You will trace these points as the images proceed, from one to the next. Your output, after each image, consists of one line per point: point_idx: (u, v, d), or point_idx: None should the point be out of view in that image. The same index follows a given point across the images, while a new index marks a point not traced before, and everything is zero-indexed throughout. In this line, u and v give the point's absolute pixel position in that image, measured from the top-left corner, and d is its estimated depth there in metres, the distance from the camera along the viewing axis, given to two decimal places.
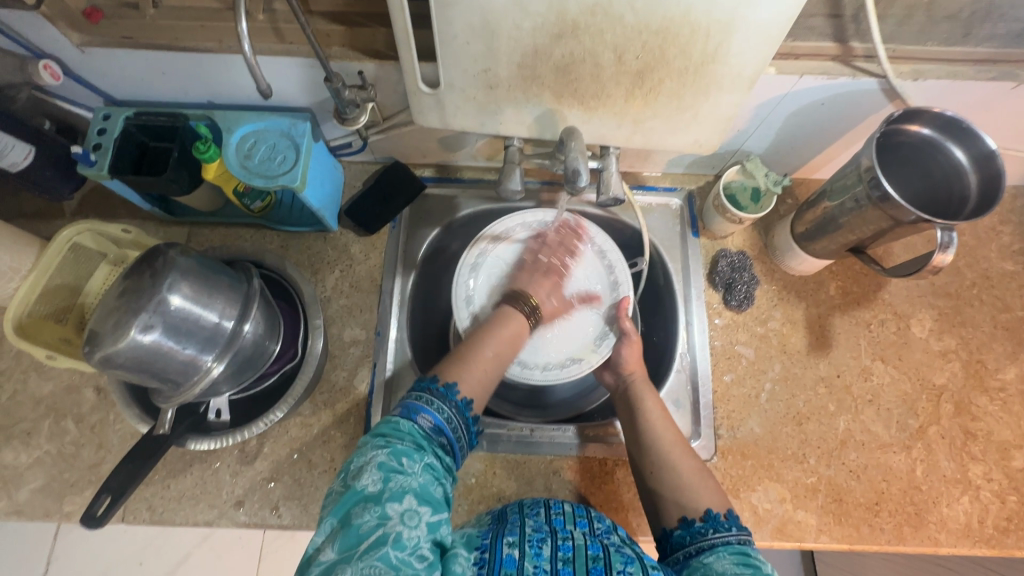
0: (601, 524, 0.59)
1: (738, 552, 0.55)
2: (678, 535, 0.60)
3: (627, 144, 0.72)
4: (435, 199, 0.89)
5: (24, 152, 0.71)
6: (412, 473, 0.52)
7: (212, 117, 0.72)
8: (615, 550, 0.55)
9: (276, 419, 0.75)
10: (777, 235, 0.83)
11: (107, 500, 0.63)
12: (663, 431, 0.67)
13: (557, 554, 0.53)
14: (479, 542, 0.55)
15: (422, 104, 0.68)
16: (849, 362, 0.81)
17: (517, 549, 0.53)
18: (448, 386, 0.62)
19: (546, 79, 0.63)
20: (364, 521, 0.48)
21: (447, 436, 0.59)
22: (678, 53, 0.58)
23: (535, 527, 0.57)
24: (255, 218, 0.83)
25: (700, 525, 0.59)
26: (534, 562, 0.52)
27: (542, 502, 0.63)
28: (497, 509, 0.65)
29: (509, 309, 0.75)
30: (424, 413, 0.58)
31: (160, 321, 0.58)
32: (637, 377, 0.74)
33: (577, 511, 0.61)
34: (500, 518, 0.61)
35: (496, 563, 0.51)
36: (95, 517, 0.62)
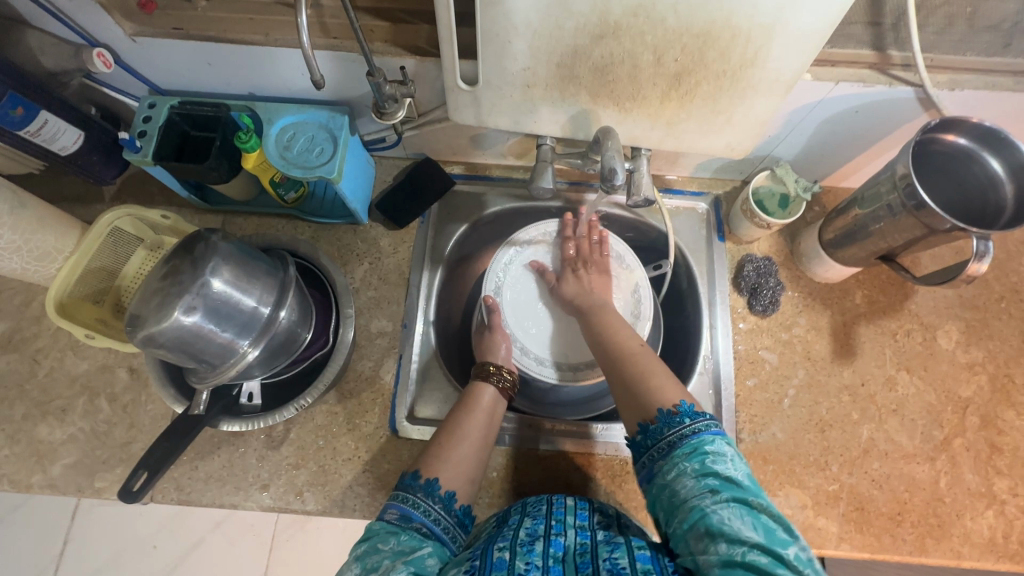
0: (600, 518, 0.62)
1: (694, 454, 0.54)
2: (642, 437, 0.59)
3: (659, 145, 0.72)
4: (463, 196, 0.90)
5: (73, 136, 0.73)
6: (385, 550, 0.54)
7: (254, 108, 0.74)
8: (605, 543, 0.55)
9: (304, 406, 0.77)
10: (804, 243, 0.83)
11: (144, 475, 0.64)
12: None
13: (549, 551, 0.54)
14: (471, 554, 0.55)
15: (459, 100, 0.69)
16: (874, 371, 0.81)
17: (506, 552, 0.53)
18: (411, 476, 0.62)
19: (584, 79, 0.64)
20: None
21: (420, 521, 0.58)
22: (717, 56, 0.59)
23: (529, 530, 0.57)
24: (288, 209, 0.85)
25: (655, 427, 0.58)
26: (526, 559, 0.52)
27: (544, 500, 0.64)
28: (502, 512, 0.67)
29: (478, 385, 0.72)
30: (391, 508, 0.59)
31: (202, 303, 0.59)
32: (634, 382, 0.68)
33: (579, 504, 0.63)
34: (504, 521, 0.63)
35: (486, 568, 0.52)
36: (131, 492, 0.63)
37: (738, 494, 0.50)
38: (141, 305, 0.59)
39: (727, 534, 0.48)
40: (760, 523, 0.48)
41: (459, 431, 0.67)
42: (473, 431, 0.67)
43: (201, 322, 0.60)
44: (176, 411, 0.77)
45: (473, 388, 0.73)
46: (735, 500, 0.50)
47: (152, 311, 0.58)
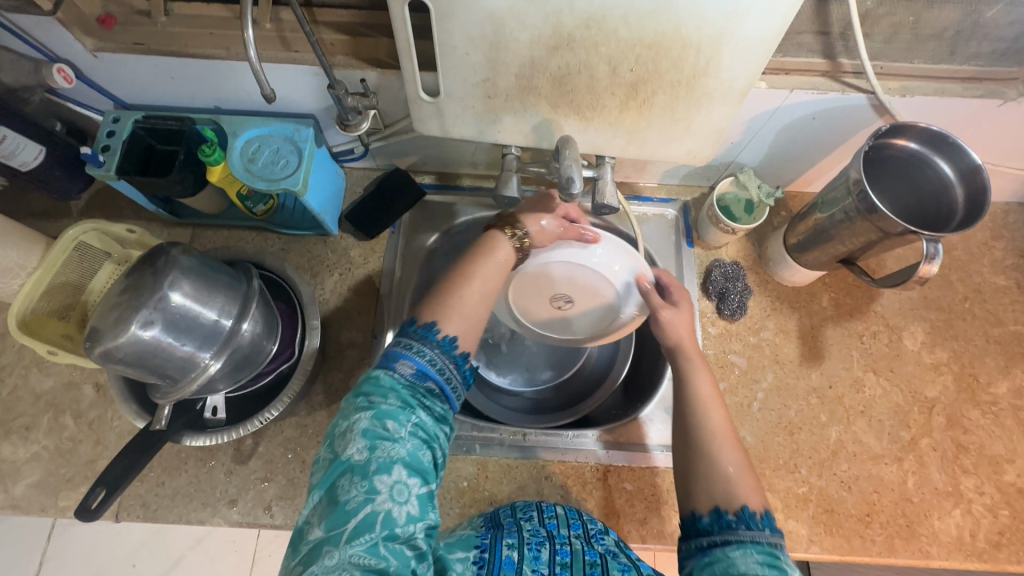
0: (595, 527, 0.63)
1: (765, 554, 0.51)
2: (705, 523, 0.55)
3: (621, 153, 0.73)
4: (435, 206, 0.90)
5: (34, 151, 0.73)
6: (399, 440, 0.51)
7: (218, 121, 0.74)
8: (612, 559, 0.57)
9: (270, 418, 0.73)
10: (771, 247, 0.84)
11: (102, 493, 0.61)
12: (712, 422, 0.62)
13: (555, 557, 0.55)
14: (479, 540, 0.58)
15: (422, 112, 0.70)
16: (841, 373, 0.82)
17: (516, 549, 0.55)
18: (426, 327, 0.59)
19: (543, 89, 0.65)
20: (351, 496, 0.47)
21: (433, 380, 0.57)
22: (671, 65, 0.60)
23: (533, 531, 0.59)
24: (257, 221, 0.85)
25: (731, 518, 0.54)
26: (533, 564, 0.54)
27: (534, 506, 0.65)
28: (488, 513, 0.67)
29: (497, 235, 0.69)
30: (404, 359, 0.56)
31: (161, 317, 0.59)
32: (694, 358, 0.67)
33: (569, 514, 0.64)
34: (494, 521, 0.63)
35: (496, 562, 0.54)
36: (89, 510, 0.61)
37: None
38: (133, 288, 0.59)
39: None
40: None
41: (467, 273, 0.64)
42: (491, 283, 0.65)
43: (160, 337, 0.59)
44: (138, 426, 0.73)
45: (492, 240, 0.68)
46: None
47: (118, 316, 0.58)
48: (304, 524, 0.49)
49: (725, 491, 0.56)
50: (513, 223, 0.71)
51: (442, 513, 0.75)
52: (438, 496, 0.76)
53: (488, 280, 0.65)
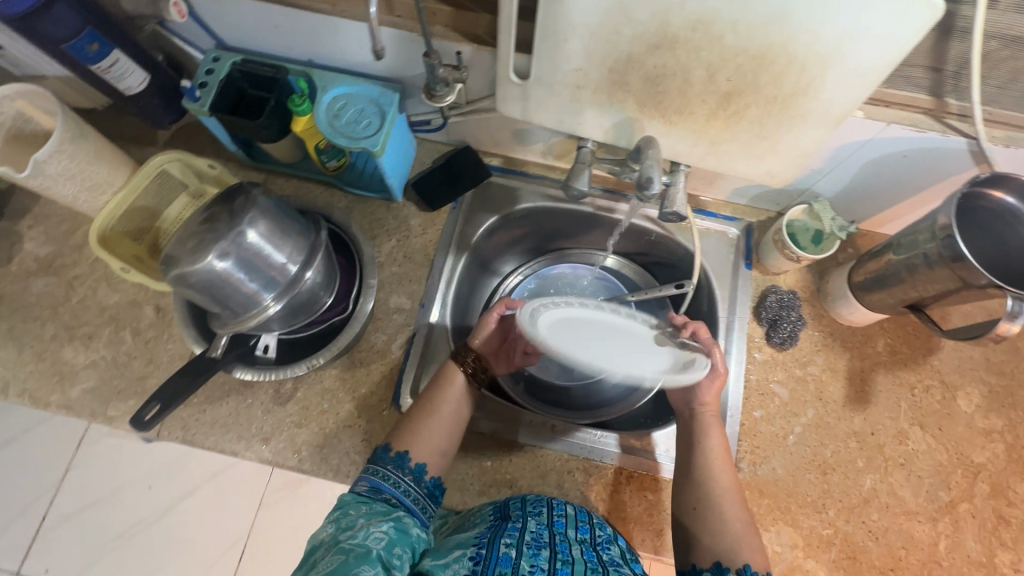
0: (602, 533, 0.63)
1: None
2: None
3: (698, 163, 0.73)
4: (498, 189, 0.91)
5: (139, 78, 0.75)
6: (356, 512, 0.58)
7: (310, 75, 0.76)
8: (613, 568, 0.57)
9: (316, 365, 0.78)
10: (833, 282, 0.82)
11: (155, 407, 0.66)
12: (718, 474, 0.67)
13: (556, 556, 0.56)
14: (478, 540, 0.59)
15: (508, 93, 0.71)
16: (886, 422, 0.79)
17: (514, 549, 0.56)
18: (382, 450, 0.68)
19: (633, 87, 0.65)
20: (319, 553, 0.54)
21: (389, 493, 0.63)
22: (770, 80, 0.59)
23: (535, 532, 0.59)
24: (327, 176, 0.88)
25: None
26: (531, 562, 0.55)
27: (544, 502, 0.66)
28: (497, 503, 0.68)
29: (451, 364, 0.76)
30: (362, 481, 0.64)
31: (235, 251, 0.61)
32: (709, 413, 0.71)
33: (579, 516, 0.65)
34: (502, 513, 0.64)
35: (492, 562, 0.55)
36: (142, 422, 0.66)
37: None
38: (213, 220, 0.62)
39: None
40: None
41: (432, 408, 0.72)
42: (447, 413, 0.72)
43: (229, 272, 0.62)
44: (194, 351, 0.78)
45: (448, 369, 0.75)
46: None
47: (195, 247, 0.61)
48: None
49: (727, 545, 0.61)
50: (466, 349, 0.77)
51: (462, 487, 0.76)
52: (461, 471, 0.76)
53: (449, 410, 0.72)
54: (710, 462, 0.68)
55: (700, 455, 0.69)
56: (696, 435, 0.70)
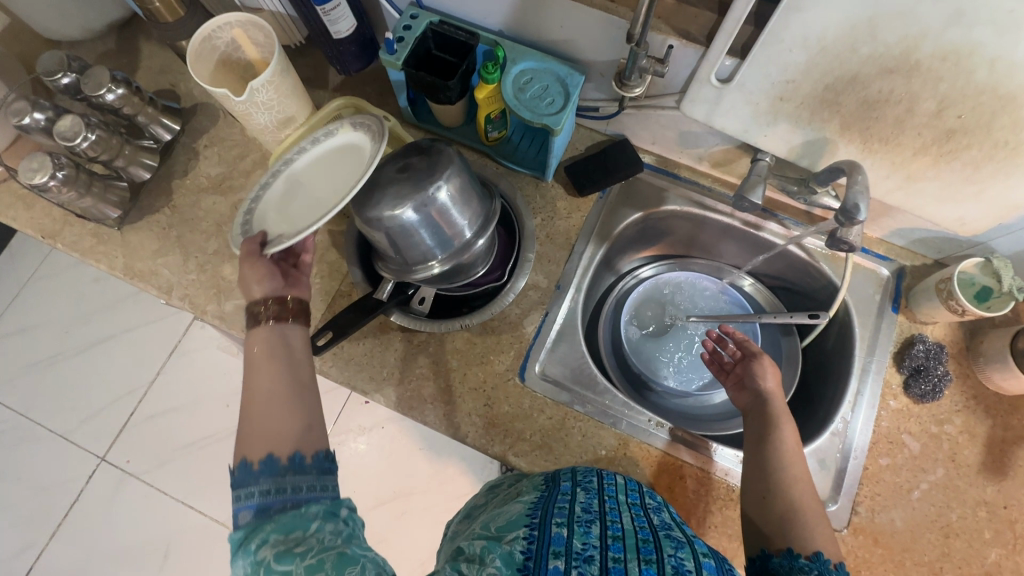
0: (653, 501, 0.64)
1: None
2: (776, 561, 0.60)
3: (883, 195, 0.71)
4: (646, 186, 0.91)
5: (349, 24, 0.77)
6: (270, 537, 0.48)
7: (501, 44, 0.78)
8: (665, 536, 0.56)
9: (460, 326, 0.82)
10: (990, 344, 0.78)
11: (328, 335, 0.76)
12: (791, 468, 0.65)
13: (607, 533, 0.55)
14: (529, 519, 0.56)
15: (701, 93, 0.71)
16: (1022, 498, 0.76)
17: (565, 529, 0.54)
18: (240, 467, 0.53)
19: (844, 107, 0.63)
20: None
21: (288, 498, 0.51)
22: (1007, 124, 0.56)
23: (584, 507, 0.58)
24: (485, 146, 0.90)
25: (804, 561, 0.58)
26: (583, 540, 0.53)
27: (594, 471, 0.67)
28: (549, 472, 0.70)
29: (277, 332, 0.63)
30: (243, 508, 0.51)
31: (427, 207, 0.64)
32: (780, 408, 0.71)
33: (629, 484, 0.66)
34: (555, 484, 0.65)
35: (545, 541, 0.53)
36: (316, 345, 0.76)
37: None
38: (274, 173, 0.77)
39: None
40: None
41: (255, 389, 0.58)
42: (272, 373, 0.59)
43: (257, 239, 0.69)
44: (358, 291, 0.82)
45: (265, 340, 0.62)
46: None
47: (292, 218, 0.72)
48: None
49: (803, 533, 0.60)
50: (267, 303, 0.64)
51: None
52: (573, 453, 0.78)
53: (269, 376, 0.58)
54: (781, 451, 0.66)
55: (771, 446, 0.67)
56: (770, 424, 0.69)
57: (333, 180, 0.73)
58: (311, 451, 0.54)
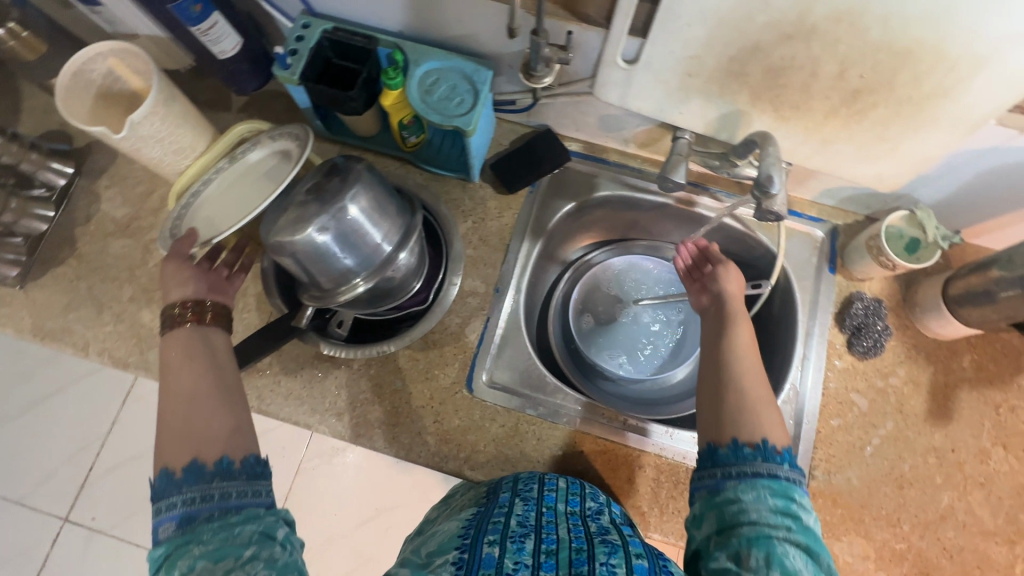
0: (592, 505, 0.63)
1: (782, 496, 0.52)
2: (722, 454, 0.56)
3: (803, 161, 0.70)
4: (576, 175, 0.89)
5: (233, 42, 0.72)
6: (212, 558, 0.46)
7: (402, 47, 0.74)
8: (601, 541, 0.54)
9: (385, 352, 0.79)
10: (924, 293, 0.79)
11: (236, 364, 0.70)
12: (746, 361, 0.62)
13: (540, 547, 0.52)
14: (461, 542, 0.55)
15: (611, 77, 0.68)
16: (968, 440, 0.77)
17: (496, 548, 0.52)
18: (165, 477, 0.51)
19: (751, 78, 0.62)
20: None
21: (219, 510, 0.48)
22: (909, 79, 0.55)
23: (520, 521, 0.56)
24: (405, 152, 0.86)
25: (748, 451, 0.54)
26: (514, 558, 0.50)
27: (535, 479, 0.66)
28: (493, 482, 0.69)
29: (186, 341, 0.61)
30: (165, 523, 0.48)
31: (335, 226, 0.61)
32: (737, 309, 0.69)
33: (570, 489, 0.66)
34: (493, 500, 0.63)
35: (474, 564, 0.50)
36: None
37: (808, 543, 0.49)
38: (194, 194, 0.77)
39: (787, 570, 0.47)
40: (817, 573, 0.48)
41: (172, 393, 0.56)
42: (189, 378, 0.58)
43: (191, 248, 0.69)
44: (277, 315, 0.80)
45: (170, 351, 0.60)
46: (804, 548, 0.49)
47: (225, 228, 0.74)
48: None
49: (748, 422, 0.56)
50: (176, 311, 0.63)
51: None
52: (531, 457, 0.76)
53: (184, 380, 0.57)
54: (735, 346, 0.63)
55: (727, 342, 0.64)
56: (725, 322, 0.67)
57: (262, 188, 0.76)
58: (240, 455, 0.53)
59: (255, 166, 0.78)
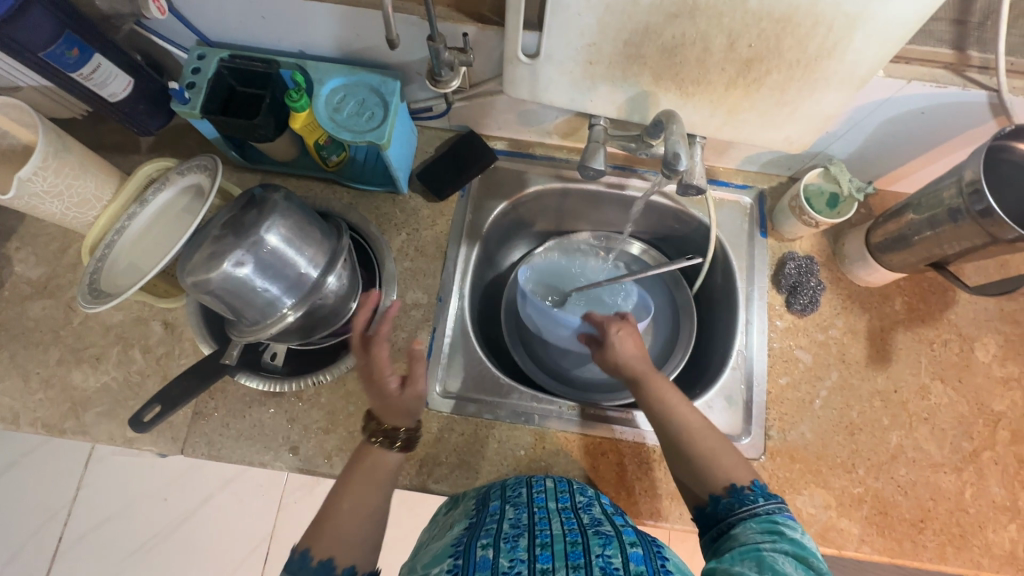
0: (583, 497, 0.63)
1: (762, 519, 0.56)
2: (709, 512, 0.61)
3: (714, 134, 0.71)
4: (505, 173, 0.89)
5: (123, 83, 0.71)
6: None
7: (304, 67, 0.72)
8: (594, 533, 0.55)
9: (320, 382, 0.77)
10: (850, 244, 0.82)
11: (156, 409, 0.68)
12: (687, 416, 0.66)
13: (534, 543, 0.54)
14: (455, 549, 0.55)
15: (516, 73, 0.68)
16: (908, 378, 0.81)
17: (490, 550, 0.53)
18: (304, 552, 0.60)
19: (649, 59, 0.63)
20: None
21: None
22: (794, 44, 0.57)
23: (512, 522, 0.57)
24: (328, 173, 0.84)
25: (726, 500, 0.60)
26: (509, 557, 0.52)
27: (523, 484, 0.66)
28: (478, 492, 0.68)
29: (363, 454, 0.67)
30: None
31: (253, 258, 0.59)
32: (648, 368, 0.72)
33: (559, 486, 0.65)
34: (483, 504, 0.63)
35: (469, 567, 0.51)
36: (141, 422, 0.68)
37: (798, 550, 0.52)
38: (109, 245, 0.73)
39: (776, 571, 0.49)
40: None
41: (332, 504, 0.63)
42: (369, 501, 0.64)
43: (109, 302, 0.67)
44: (204, 351, 0.77)
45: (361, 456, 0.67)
46: (794, 555, 0.51)
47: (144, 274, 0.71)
48: None
49: (710, 473, 0.62)
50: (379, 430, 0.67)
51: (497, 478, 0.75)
52: (494, 461, 0.76)
53: (361, 495, 0.64)
54: (666, 399, 0.68)
55: (660, 406, 0.67)
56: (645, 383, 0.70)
57: (179, 228, 0.74)
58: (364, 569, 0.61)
59: (170, 206, 0.75)
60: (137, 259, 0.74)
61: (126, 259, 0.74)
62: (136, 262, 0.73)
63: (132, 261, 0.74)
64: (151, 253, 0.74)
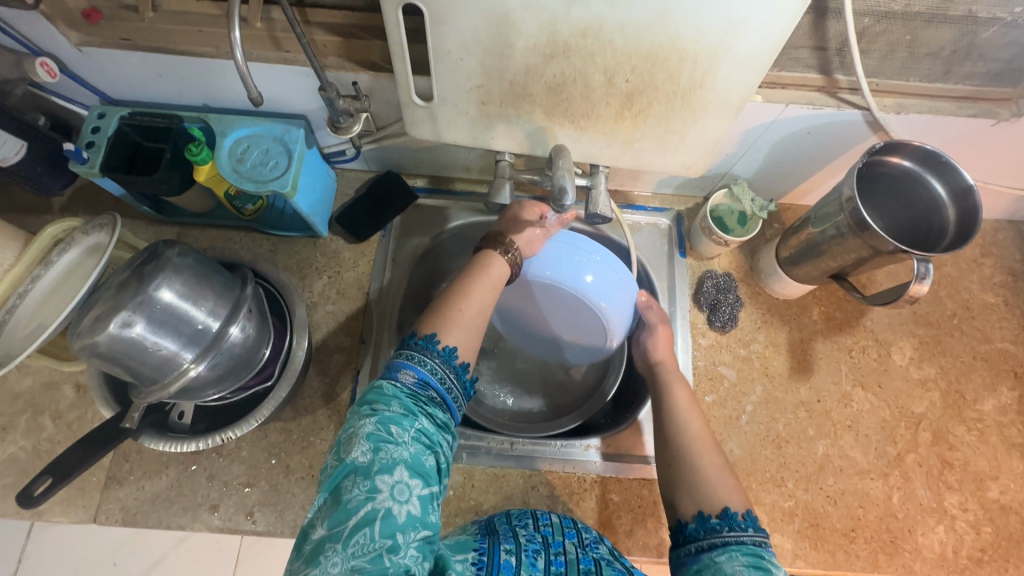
0: (589, 535, 0.60)
1: (749, 551, 0.52)
2: (691, 529, 0.56)
3: (616, 162, 0.72)
4: (427, 209, 0.88)
5: (14, 147, 0.71)
6: (401, 443, 0.49)
7: (207, 120, 0.73)
8: (607, 565, 0.56)
9: (230, 438, 0.71)
10: (762, 260, 0.84)
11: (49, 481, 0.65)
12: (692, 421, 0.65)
13: (551, 568, 0.54)
14: (476, 544, 0.55)
15: (414, 115, 0.69)
16: (829, 387, 0.82)
17: (513, 555, 0.53)
18: (428, 338, 0.58)
19: (537, 97, 0.64)
20: (353, 495, 0.45)
21: (435, 389, 0.55)
22: (667, 77, 0.59)
23: (529, 537, 0.57)
24: (245, 221, 0.84)
25: (715, 521, 0.55)
26: (530, 571, 0.52)
27: (528, 514, 0.62)
28: (482, 519, 0.64)
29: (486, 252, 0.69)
30: (406, 369, 0.55)
31: (143, 316, 0.58)
32: (670, 369, 0.73)
33: (565, 522, 0.61)
34: (489, 527, 0.60)
35: (494, 567, 0.52)
36: (31, 497, 0.65)
37: None
38: (9, 308, 0.71)
39: None
40: None
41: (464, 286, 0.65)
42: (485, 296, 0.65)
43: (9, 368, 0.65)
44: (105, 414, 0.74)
45: (484, 257, 0.68)
46: None
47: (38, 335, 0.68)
48: (308, 525, 0.47)
49: (705, 493, 0.58)
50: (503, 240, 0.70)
51: None
52: None
53: (485, 295, 0.65)
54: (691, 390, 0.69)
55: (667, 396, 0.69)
56: (662, 389, 0.70)
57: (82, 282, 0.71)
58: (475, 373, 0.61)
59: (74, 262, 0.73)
60: (39, 319, 0.71)
61: (29, 320, 0.71)
62: (37, 322, 0.71)
63: (34, 321, 0.71)
64: (52, 311, 0.71)
